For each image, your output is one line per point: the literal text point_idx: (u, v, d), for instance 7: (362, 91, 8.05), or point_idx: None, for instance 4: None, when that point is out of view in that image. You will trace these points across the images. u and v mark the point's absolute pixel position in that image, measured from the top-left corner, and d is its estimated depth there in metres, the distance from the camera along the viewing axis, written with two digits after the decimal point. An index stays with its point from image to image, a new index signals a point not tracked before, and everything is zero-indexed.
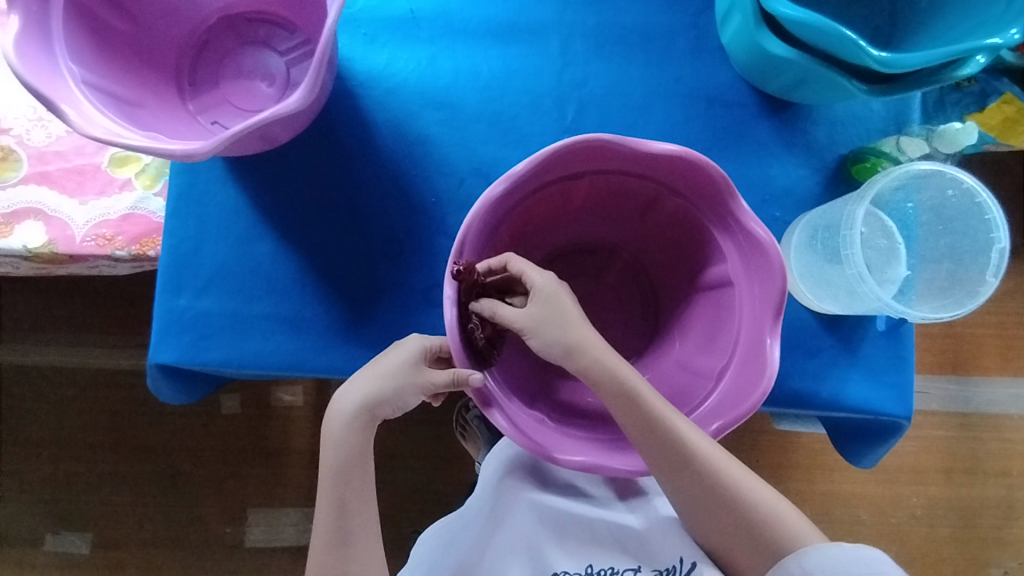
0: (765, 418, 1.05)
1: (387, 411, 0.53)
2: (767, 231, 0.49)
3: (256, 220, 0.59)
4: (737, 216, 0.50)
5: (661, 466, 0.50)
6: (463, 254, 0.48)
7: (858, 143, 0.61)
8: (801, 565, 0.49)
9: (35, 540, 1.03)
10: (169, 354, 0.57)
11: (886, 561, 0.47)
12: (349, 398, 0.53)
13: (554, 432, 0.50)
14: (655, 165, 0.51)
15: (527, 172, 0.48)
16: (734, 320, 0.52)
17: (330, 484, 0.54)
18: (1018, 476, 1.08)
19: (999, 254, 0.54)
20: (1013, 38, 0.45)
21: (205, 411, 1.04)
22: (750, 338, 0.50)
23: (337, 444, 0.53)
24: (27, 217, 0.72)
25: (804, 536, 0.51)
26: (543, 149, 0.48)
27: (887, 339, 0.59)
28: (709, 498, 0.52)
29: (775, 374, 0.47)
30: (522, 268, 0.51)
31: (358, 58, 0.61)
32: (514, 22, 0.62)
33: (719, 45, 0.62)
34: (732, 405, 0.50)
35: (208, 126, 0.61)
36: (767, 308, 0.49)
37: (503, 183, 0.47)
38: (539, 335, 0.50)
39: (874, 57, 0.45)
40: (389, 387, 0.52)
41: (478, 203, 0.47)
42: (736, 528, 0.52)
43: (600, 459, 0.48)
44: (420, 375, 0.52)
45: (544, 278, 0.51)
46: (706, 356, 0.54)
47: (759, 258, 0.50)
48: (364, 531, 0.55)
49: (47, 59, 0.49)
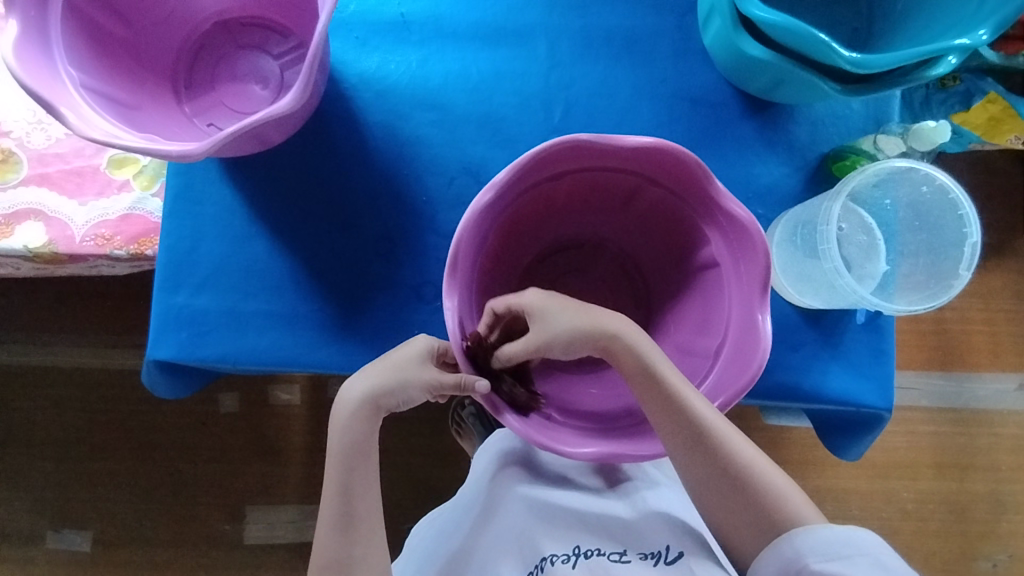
0: (756, 414, 1.06)
1: (391, 403, 0.54)
2: (747, 211, 0.51)
3: (251, 219, 0.60)
4: (716, 200, 0.52)
5: (679, 444, 0.51)
6: (459, 264, 0.49)
7: (838, 141, 0.62)
8: (792, 544, 0.50)
9: (37, 538, 1.04)
10: (168, 350, 0.58)
11: (876, 542, 0.49)
12: (352, 390, 0.54)
13: (558, 428, 0.52)
14: (635, 160, 0.52)
15: (510, 179, 0.50)
16: (724, 304, 0.54)
17: (335, 471, 0.55)
18: (1006, 470, 1.10)
19: (971, 248, 0.55)
20: (981, 38, 0.46)
21: (203, 410, 1.06)
22: (741, 316, 0.52)
23: (342, 431, 0.54)
24: (27, 217, 0.73)
25: (802, 514, 0.52)
26: (522, 155, 0.49)
27: (867, 332, 0.60)
28: (719, 479, 0.54)
29: (770, 347, 0.48)
30: (507, 305, 0.52)
31: (350, 61, 0.62)
32: (502, 26, 0.63)
33: (701, 48, 0.63)
34: (730, 383, 0.51)
35: (205, 128, 0.62)
36: (754, 289, 0.51)
37: (488, 192, 0.49)
38: (554, 344, 0.52)
39: (845, 58, 0.46)
40: (398, 377, 0.53)
41: (467, 214, 0.49)
42: (739, 508, 0.54)
43: (615, 448, 0.50)
44: (427, 372, 0.53)
45: (529, 298, 0.52)
46: (703, 338, 0.56)
47: (743, 241, 0.51)
48: (367, 516, 0.56)
49: (47, 64, 0.51)
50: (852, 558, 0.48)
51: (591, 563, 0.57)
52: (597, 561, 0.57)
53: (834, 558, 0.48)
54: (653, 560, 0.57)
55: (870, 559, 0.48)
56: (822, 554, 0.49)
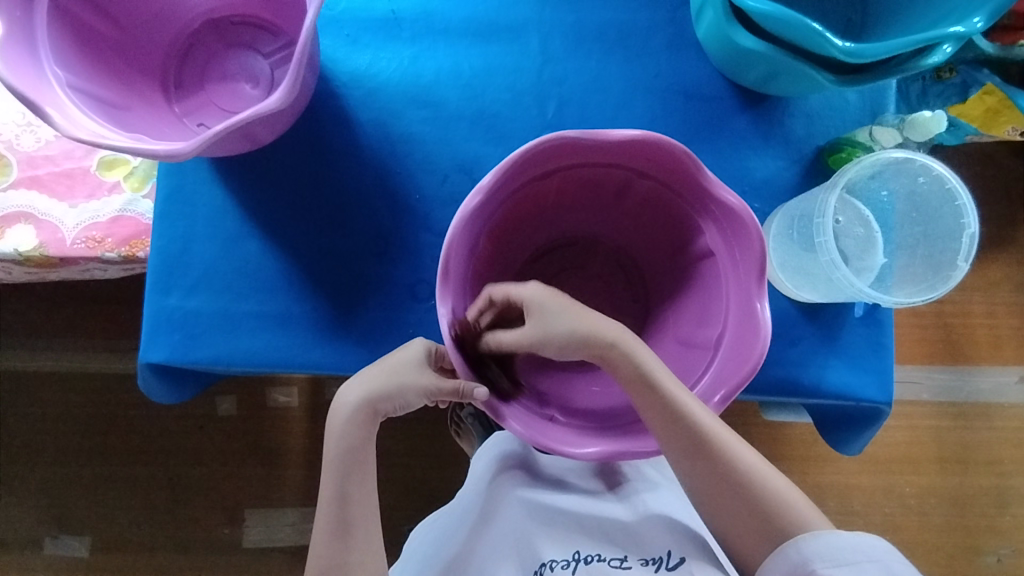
0: (755, 410, 1.06)
1: (388, 407, 0.54)
2: (739, 199, 0.50)
3: (242, 219, 0.60)
4: (709, 190, 0.51)
5: (678, 448, 0.51)
6: (450, 271, 0.49)
7: (834, 134, 0.62)
8: (800, 550, 0.50)
9: (35, 544, 1.04)
10: (160, 353, 0.58)
11: (887, 548, 0.48)
12: (351, 395, 0.54)
13: (557, 428, 0.51)
14: (624, 153, 0.52)
15: (498, 181, 0.49)
16: (722, 294, 0.53)
17: (332, 476, 0.54)
18: (1009, 464, 1.09)
19: (970, 238, 0.56)
20: (976, 26, 0.46)
21: (201, 412, 1.05)
22: (740, 305, 0.51)
23: (339, 435, 0.54)
24: (18, 221, 0.73)
25: (807, 522, 0.52)
26: (509, 156, 0.49)
27: (866, 326, 0.60)
28: (722, 486, 0.53)
29: (769, 337, 0.48)
30: (507, 294, 0.51)
31: (341, 59, 0.62)
32: (494, 21, 0.63)
33: (695, 41, 0.63)
34: (731, 374, 0.50)
35: (194, 128, 0.62)
36: (751, 275, 0.50)
37: (477, 195, 0.49)
38: (549, 344, 0.52)
39: (838, 47, 0.46)
40: (395, 381, 0.52)
41: (457, 217, 0.48)
42: (740, 510, 0.53)
43: (616, 447, 0.49)
44: (424, 375, 0.52)
45: (530, 290, 0.51)
46: (703, 329, 0.55)
47: (738, 229, 0.51)
48: (364, 520, 0.55)
49: (33, 65, 0.50)
50: (860, 565, 0.47)
51: (591, 569, 0.56)
52: (597, 566, 0.57)
53: (842, 565, 0.48)
54: (654, 567, 0.56)
55: (879, 566, 0.47)
56: (830, 561, 0.48)
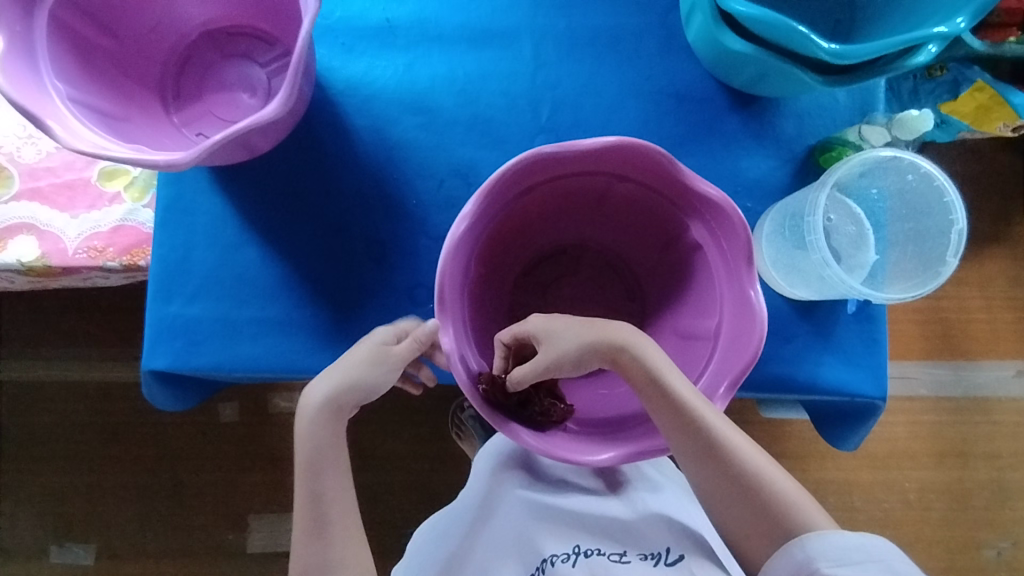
0: (754, 408, 1.06)
1: (352, 399, 0.54)
2: (718, 190, 0.51)
3: (243, 226, 0.61)
4: (688, 185, 0.52)
5: (689, 450, 0.51)
6: (446, 299, 0.49)
7: (824, 133, 0.63)
8: (804, 549, 0.50)
9: (41, 553, 1.05)
10: (162, 360, 0.59)
11: (888, 548, 0.48)
12: (315, 391, 0.54)
13: (573, 439, 0.52)
14: (605, 159, 0.53)
15: (481, 206, 0.50)
16: (715, 283, 0.54)
17: (302, 478, 0.55)
18: (1008, 458, 1.10)
19: (958, 234, 0.55)
20: (959, 26, 0.46)
21: (204, 420, 1.06)
22: (733, 295, 0.52)
23: (308, 436, 0.54)
24: (20, 232, 0.74)
25: (811, 521, 0.52)
26: (490, 177, 0.50)
27: (858, 322, 0.60)
28: (726, 483, 0.54)
29: (766, 321, 0.48)
30: (513, 334, 0.53)
31: (337, 67, 0.63)
32: (487, 27, 0.64)
33: (686, 44, 0.64)
34: (732, 363, 0.51)
35: (193, 138, 0.63)
36: (740, 261, 0.51)
37: (463, 222, 0.49)
38: (564, 363, 0.53)
39: (825, 48, 0.46)
40: (351, 365, 0.54)
41: (445, 246, 0.49)
42: (743, 508, 0.53)
43: (636, 446, 0.51)
44: (376, 355, 0.54)
45: (532, 323, 0.53)
46: (702, 320, 0.56)
47: (724, 221, 0.51)
48: (343, 520, 0.56)
49: (34, 79, 0.51)
50: (863, 564, 0.48)
51: (591, 562, 0.57)
52: (597, 561, 0.57)
53: (845, 564, 0.48)
54: (654, 561, 0.57)
55: (883, 565, 0.48)
56: (833, 560, 0.49)
